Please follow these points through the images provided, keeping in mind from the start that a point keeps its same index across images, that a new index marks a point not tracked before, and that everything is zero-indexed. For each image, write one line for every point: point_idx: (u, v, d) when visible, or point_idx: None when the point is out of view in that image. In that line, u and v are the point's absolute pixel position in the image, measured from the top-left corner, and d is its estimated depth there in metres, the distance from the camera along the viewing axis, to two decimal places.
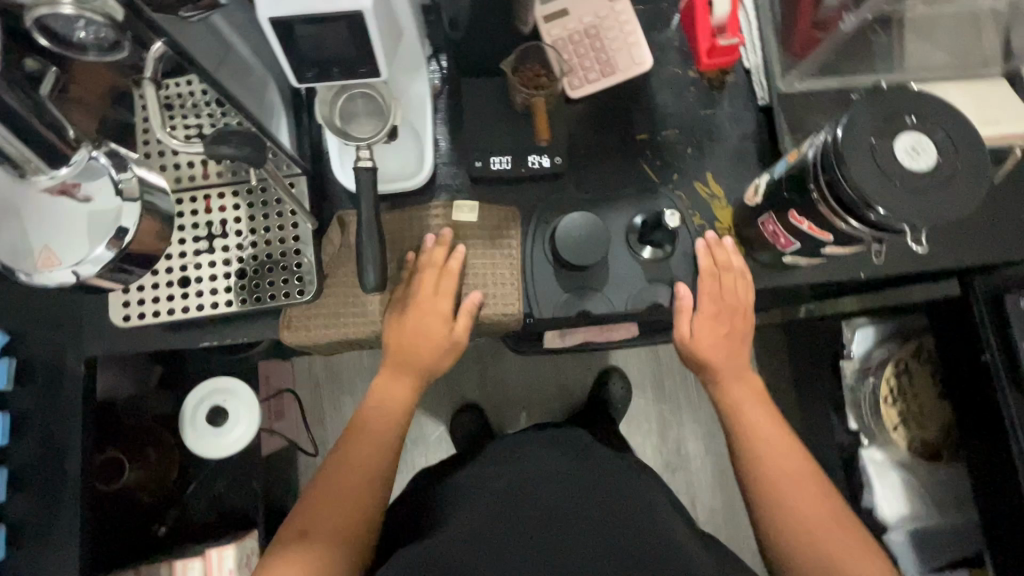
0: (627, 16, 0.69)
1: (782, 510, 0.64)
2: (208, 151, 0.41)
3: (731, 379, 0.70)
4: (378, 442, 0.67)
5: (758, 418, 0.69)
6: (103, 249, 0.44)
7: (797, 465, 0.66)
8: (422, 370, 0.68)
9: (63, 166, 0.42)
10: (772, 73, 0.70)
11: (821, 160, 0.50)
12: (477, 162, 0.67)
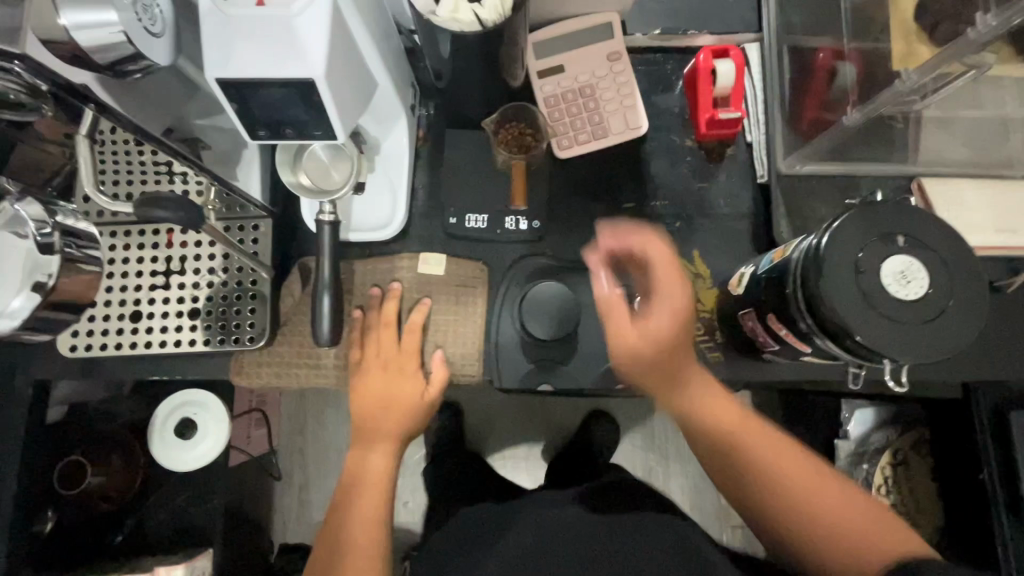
0: (624, 78, 0.66)
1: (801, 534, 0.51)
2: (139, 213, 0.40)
3: (704, 388, 0.55)
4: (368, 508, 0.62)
5: (738, 422, 0.54)
6: (18, 303, 0.40)
7: (794, 463, 0.52)
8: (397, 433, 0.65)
9: None
10: (774, 151, 0.66)
11: (802, 270, 0.45)
12: (453, 219, 0.65)
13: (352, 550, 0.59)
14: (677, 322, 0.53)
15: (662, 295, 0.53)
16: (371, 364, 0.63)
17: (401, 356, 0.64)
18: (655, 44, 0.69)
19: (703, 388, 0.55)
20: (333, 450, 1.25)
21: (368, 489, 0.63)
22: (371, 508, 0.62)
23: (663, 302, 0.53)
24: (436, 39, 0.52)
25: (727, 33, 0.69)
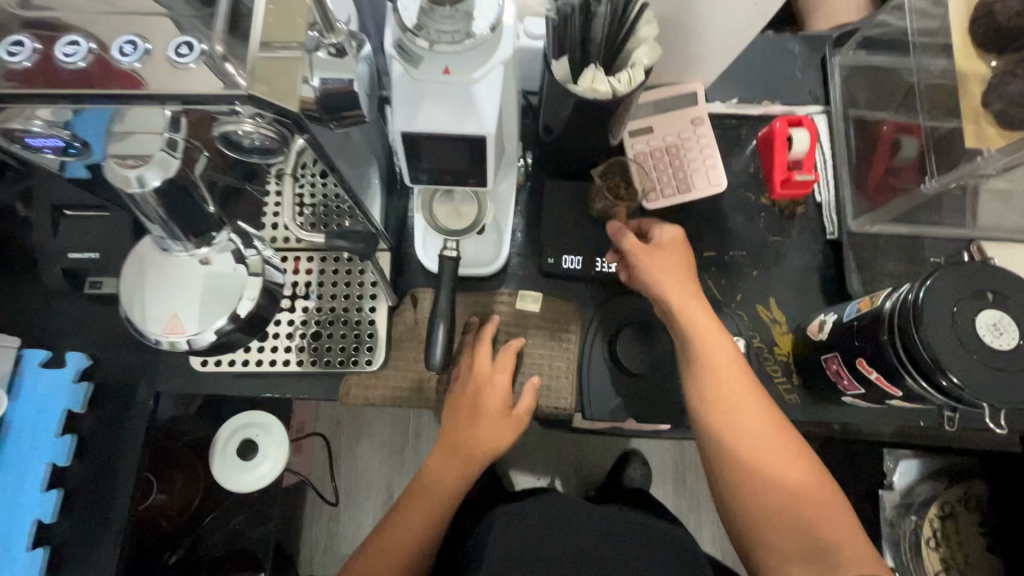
0: (708, 140, 0.73)
1: (747, 473, 0.58)
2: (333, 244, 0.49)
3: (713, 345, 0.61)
4: (431, 505, 0.69)
5: (726, 364, 0.60)
6: (223, 322, 0.47)
7: (762, 414, 0.59)
8: (475, 455, 0.69)
9: (205, 246, 0.46)
10: (845, 211, 0.72)
11: (899, 315, 0.51)
12: (550, 259, 0.70)
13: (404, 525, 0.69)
14: (669, 282, 0.63)
15: (648, 265, 0.64)
16: (465, 393, 0.67)
17: (494, 391, 0.66)
18: (731, 111, 0.76)
19: (710, 339, 0.61)
20: (370, 484, 1.25)
21: (430, 499, 0.69)
22: (435, 507, 0.69)
23: (644, 267, 0.64)
24: (560, 104, 0.59)
25: (795, 105, 0.77)
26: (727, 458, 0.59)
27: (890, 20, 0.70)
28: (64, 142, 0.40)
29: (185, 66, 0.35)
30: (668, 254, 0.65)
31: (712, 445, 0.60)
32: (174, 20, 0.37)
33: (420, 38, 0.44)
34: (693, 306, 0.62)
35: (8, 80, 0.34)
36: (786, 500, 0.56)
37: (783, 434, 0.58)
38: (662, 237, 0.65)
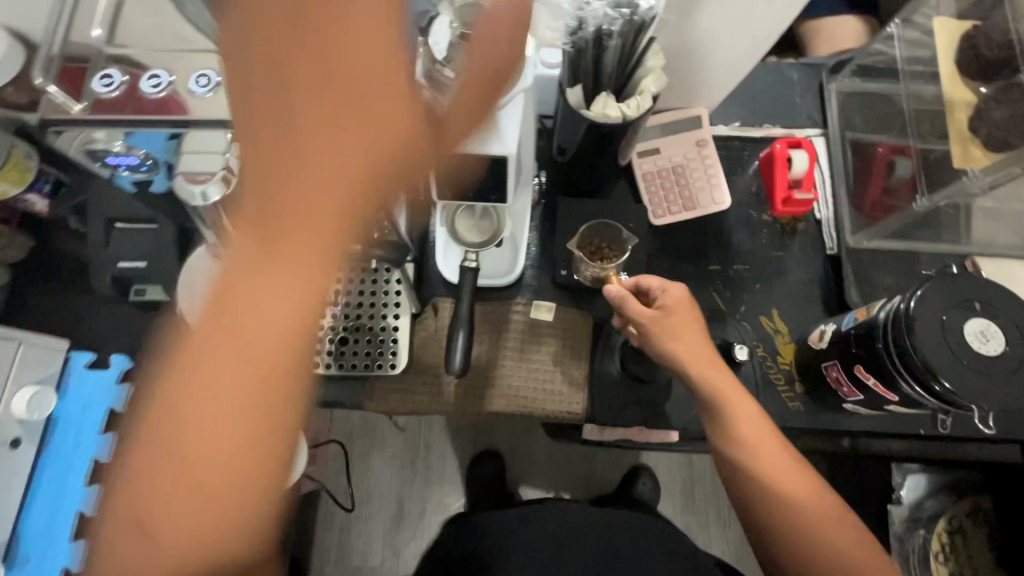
0: (712, 160, 0.78)
1: (796, 535, 0.62)
2: None
3: (731, 403, 0.61)
4: (232, 404, 0.40)
5: (761, 434, 0.62)
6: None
7: (796, 475, 0.62)
8: (325, 158, 0.39)
9: None
10: (843, 227, 0.76)
11: (892, 324, 0.54)
12: (563, 271, 0.74)
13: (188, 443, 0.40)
14: (692, 356, 0.61)
15: (660, 334, 0.61)
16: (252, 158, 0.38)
17: (300, 179, 0.39)
18: (734, 134, 0.81)
19: (740, 408, 0.61)
20: (383, 493, 1.28)
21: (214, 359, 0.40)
22: (225, 401, 0.40)
23: (662, 337, 0.61)
24: (574, 126, 0.63)
25: (795, 128, 0.81)
26: (773, 523, 0.63)
27: (884, 49, 0.75)
28: None
29: None
30: (681, 320, 0.61)
31: (752, 507, 0.64)
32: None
33: (448, 68, 0.49)
34: (719, 380, 0.61)
35: None
36: (814, 548, 0.61)
37: (816, 491, 0.62)
38: (672, 301, 0.62)
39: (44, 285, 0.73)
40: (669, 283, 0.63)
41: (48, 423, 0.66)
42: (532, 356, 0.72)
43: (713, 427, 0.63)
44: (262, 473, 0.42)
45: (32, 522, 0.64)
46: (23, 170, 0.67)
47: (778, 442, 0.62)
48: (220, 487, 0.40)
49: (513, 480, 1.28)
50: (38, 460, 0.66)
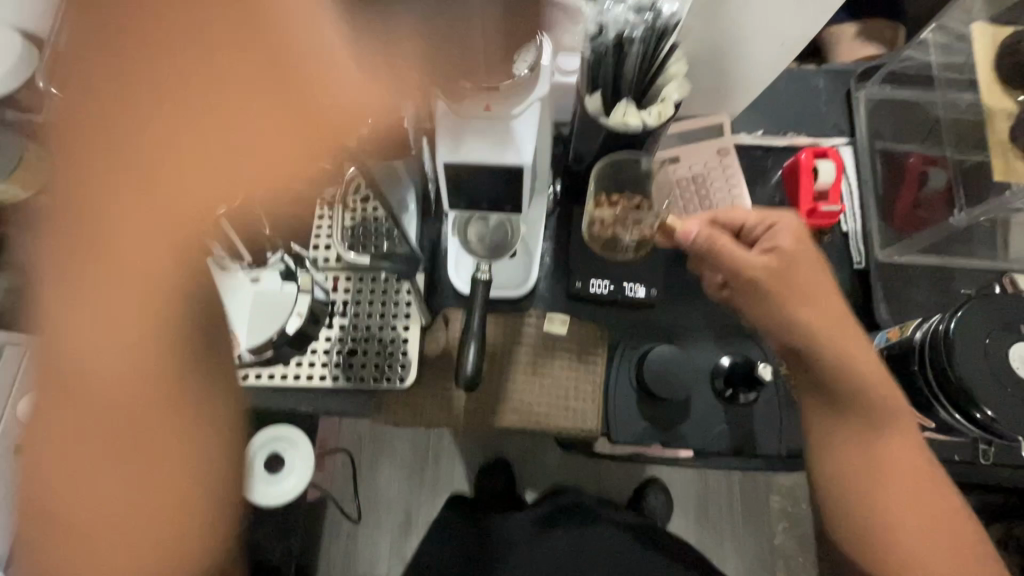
0: (734, 170, 0.75)
1: (884, 522, 0.53)
2: None
3: (850, 340, 0.54)
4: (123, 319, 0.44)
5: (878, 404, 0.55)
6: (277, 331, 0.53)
7: (914, 457, 0.54)
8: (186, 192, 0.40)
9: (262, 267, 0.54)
10: (873, 241, 0.72)
11: (929, 346, 0.51)
12: (577, 283, 0.72)
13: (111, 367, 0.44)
14: (822, 300, 0.54)
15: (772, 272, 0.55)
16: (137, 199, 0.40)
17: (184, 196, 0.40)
18: (757, 143, 0.78)
19: (877, 375, 0.54)
20: (389, 503, 1.26)
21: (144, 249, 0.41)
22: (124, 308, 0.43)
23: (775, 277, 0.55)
24: (592, 134, 0.61)
25: (821, 137, 0.78)
26: (856, 510, 0.54)
27: (916, 55, 0.72)
28: None
29: None
30: (799, 267, 0.55)
31: (837, 492, 0.55)
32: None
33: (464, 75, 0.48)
34: (844, 334, 0.54)
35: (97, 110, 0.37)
36: (923, 511, 0.53)
37: (927, 482, 0.54)
38: (787, 241, 0.56)
39: None
40: (774, 218, 0.57)
41: None
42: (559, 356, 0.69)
43: (827, 393, 0.56)
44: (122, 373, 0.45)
45: None
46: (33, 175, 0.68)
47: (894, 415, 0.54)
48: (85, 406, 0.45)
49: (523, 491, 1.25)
50: None
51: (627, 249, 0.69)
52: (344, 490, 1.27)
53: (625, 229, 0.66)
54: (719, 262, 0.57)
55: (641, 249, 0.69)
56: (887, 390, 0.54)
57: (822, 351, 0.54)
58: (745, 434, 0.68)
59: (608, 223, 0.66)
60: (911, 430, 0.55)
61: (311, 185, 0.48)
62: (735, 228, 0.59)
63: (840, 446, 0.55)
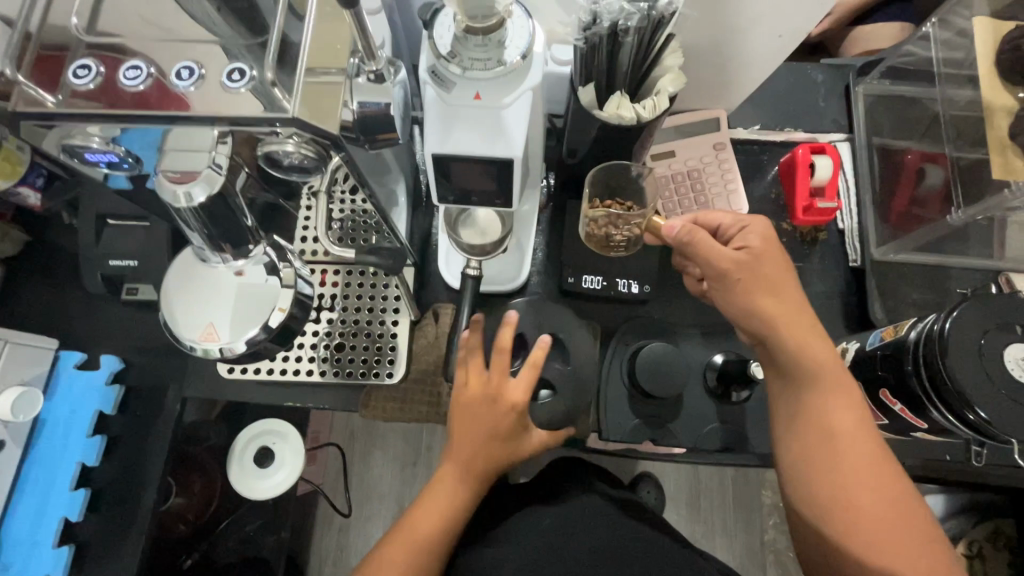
0: (730, 166, 0.74)
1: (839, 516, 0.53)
2: (362, 256, 0.51)
3: (802, 330, 0.54)
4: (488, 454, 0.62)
5: (840, 402, 0.55)
6: (256, 332, 0.48)
7: (870, 449, 0.53)
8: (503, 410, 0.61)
9: (242, 258, 0.48)
10: (868, 239, 0.72)
11: (923, 345, 0.51)
12: (570, 278, 0.71)
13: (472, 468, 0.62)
14: (779, 292, 0.54)
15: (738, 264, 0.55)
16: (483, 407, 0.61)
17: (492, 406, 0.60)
18: (754, 138, 0.77)
19: (833, 366, 0.54)
20: (381, 496, 1.26)
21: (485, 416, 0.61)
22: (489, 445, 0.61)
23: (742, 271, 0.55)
24: (585, 127, 0.60)
25: (818, 133, 0.77)
26: (813, 502, 0.54)
27: (915, 49, 0.71)
28: (117, 158, 0.41)
29: (184, 89, 0.38)
30: (770, 262, 0.55)
31: (797, 480, 0.56)
32: (225, 48, 0.39)
33: (453, 64, 0.47)
34: (804, 327, 0.54)
35: (73, 100, 0.37)
36: (884, 503, 0.52)
37: (894, 480, 0.53)
38: (757, 237, 0.56)
39: (37, 280, 0.73)
40: (746, 220, 0.57)
41: (34, 425, 0.65)
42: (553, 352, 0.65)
43: (788, 382, 0.56)
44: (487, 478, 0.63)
45: (14, 526, 0.62)
46: (15, 164, 0.66)
47: (857, 408, 0.54)
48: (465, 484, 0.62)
49: None
50: (23, 462, 0.64)
51: (619, 246, 0.68)
52: (336, 483, 1.27)
53: (618, 229, 0.65)
54: (696, 259, 0.57)
55: (632, 247, 0.68)
56: (840, 379, 0.55)
57: (785, 342, 0.54)
58: (737, 432, 0.67)
59: (600, 222, 0.65)
60: (871, 430, 0.54)
61: (298, 178, 0.46)
62: (710, 231, 0.59)
63: (793, 431, 0.56)
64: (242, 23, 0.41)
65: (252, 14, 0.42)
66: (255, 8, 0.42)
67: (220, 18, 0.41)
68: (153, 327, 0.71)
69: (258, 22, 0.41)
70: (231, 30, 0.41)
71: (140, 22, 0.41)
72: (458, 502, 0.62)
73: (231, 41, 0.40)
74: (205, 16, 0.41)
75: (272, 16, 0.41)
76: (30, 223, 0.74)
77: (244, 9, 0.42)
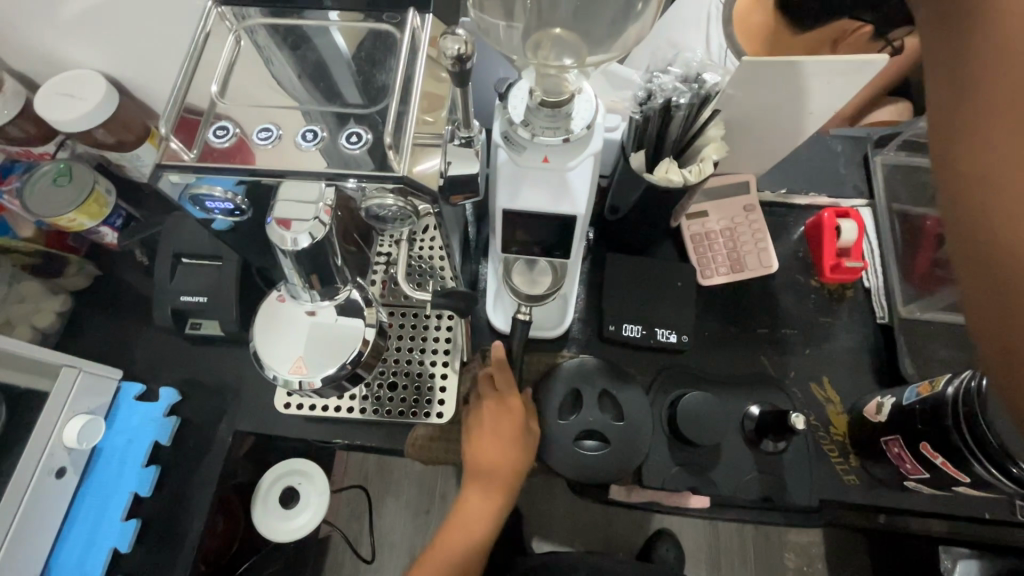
0: (760, 225, 0.79)
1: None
2: (436, 299, 0.54)
3: None
4: (497, 492, 0.69)
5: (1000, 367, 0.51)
6: (335, 370, 0.50)
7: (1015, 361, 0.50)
8: (513, 458, 0.68)
9: (329, 298, 0.51)
10: (894, 298, 0.76)
11: (963, 402, 0.54)
12: (611, 326, 0.74)
13: (483, 502, 0.70)
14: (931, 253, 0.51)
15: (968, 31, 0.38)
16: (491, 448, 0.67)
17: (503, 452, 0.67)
18: (780, 201, 0.82)
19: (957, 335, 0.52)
20: (394, 544, 1.24)
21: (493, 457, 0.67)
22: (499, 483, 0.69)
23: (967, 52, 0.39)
24: (632, 187, 0.66)
25: (840, 197, 0.83)
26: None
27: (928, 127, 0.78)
28: (232, 205, 0.47)
29: (306, 147, 0.44)
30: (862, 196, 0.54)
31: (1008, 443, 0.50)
32: (305, 112, 0.46)
33: (524, 130, 0.52)
34: None
35: (206, 156, 0.43)
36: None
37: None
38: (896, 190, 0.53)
39: (102, 312, 0.77)
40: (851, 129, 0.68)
41: (91, 453, 0.67)
42: (602, 403, 0.69)
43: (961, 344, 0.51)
44: (496, 512, 0.70)
45: (64, 555, 0.63)
46: (101, 206, 0.72)
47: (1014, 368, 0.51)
48: (478, 518, 0.70)
49: (535, 533, 1.23)
50: (78, 488, 0.66)
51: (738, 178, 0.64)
52: (352, 528, 1.25)
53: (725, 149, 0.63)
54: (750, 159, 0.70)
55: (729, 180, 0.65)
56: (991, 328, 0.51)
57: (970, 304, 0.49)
58: (776, 483, 0.68)
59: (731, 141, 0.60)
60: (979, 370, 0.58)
61: (388, 228, 0.50)
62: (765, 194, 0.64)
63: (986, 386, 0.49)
64: (318, 88, 0.49)
65: (328, 84, 0.49)
66: (331, 77, 0.49)
67: (301, 84, 0.50)
68: (210, 361, 0.74)
69: (333, 91, 0.48)
70: (309, 93, 0.49)
71: (259, 89, 0.48)
72: (474, 534, 0.70)
73: (310, 107, 0.47)
74: (287, 80, 0.49)
75: (345, 86, 0.48)
76: (101, 258, 0.79)
77: (324, 82, 0.49)
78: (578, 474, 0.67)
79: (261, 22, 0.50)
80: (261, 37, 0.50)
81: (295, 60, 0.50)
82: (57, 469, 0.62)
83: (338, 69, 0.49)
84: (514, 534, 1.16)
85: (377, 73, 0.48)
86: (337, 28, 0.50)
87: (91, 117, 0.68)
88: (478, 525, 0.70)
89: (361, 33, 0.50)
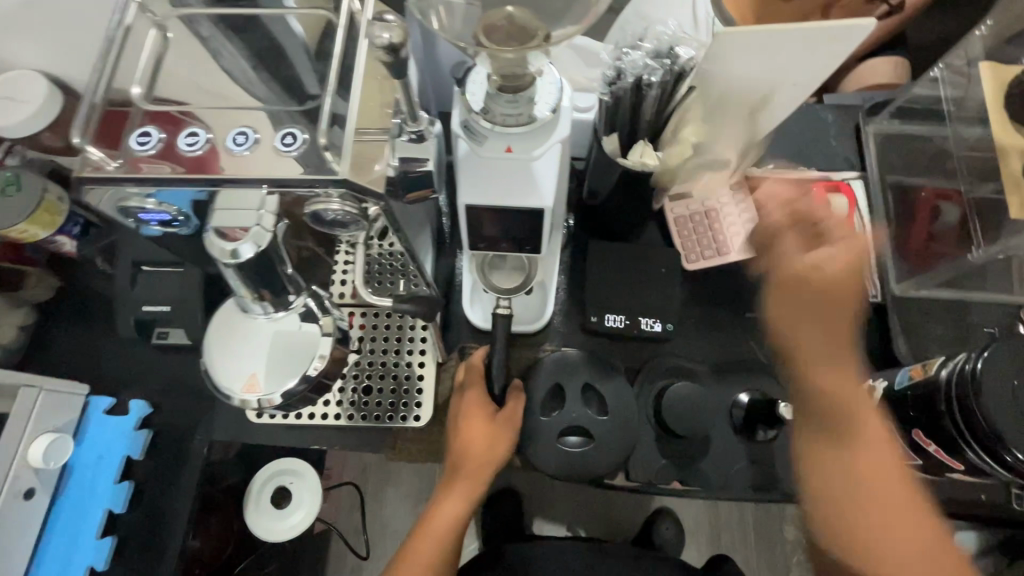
0: (746, 206, 0.75)
1: (873, 551, 0.53)
2: (398, 305, 0.51)
3: None
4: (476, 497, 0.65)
5: None
6: (294, 383, 0.49)
7: None
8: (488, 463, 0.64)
9: (283, 309, 0.48)
10: (888, 275, 0.73)
11: (957, 384, 0.52)
12: (593, 317, 0.71)
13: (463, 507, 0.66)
14: None
15: None
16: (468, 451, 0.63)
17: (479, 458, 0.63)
18: (767, 176, 0.78)
19: None
20: (394, 534, 1.24)
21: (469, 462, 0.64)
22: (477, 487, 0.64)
23: None
24: (608, 170, 0.63)
25: (832, 171, 0.79)
26: None
27: (927, 91, 0.73)
28: (170, 216, 0.44)
29: (240, 153, 0.40)
30: None
31: None
32: (243, 111, 0.42)
33: (484, 119, 0.49)
34: None
35: (132, 165, 0.40)
36: None
37: (923, 523, 0.53)
38: None
39: (70, 324, 0.74)
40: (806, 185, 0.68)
41: (62, 470, 0.65)
42: (585, 398, 0.67)
43: None
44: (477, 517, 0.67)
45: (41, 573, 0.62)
46: (54, 215, 0.68)
47: None
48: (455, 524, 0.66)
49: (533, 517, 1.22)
50: (51, 507, 0.64)
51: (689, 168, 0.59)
52: (350, 520, 1.25)
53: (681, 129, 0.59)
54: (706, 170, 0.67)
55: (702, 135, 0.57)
56: None
57: None
58: (766, 471, 0.67)
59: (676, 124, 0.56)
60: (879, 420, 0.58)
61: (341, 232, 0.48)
62: None
63: None
64: (265, 81, 0.45)
65: (276, 75, 0.45)
66: (286, 66, 0.46)
67: (252, 75, 0.46)
68: (182, 371, 0.71)
69: (282, 83, 0.45)
70: (255, 86, 0.45)
71: (199, 91, 0.45)
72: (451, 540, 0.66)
73: (277, 107, 0.43)
74: (238, 72, 0.46)
75: (304, 74, 0.45)
76: (64, 268, 0.76)
77: (275, 72, 0.46)
78: (563, 470, 0.65)
79: (204, 13, 0.47)
80: (205, 28, 0.47)
81: (240, 48, 0.47)
82: (25, 491, 0.61)
83: (286, 58, 0.46)
84: (513, 519, 1.16)
85: (317, 62, 0.44)
86: (295, 15, 0.46)
87: (38, 120, 0.65)
88: (462, 531, 0.67)
89: (314, 21, 0.46)
